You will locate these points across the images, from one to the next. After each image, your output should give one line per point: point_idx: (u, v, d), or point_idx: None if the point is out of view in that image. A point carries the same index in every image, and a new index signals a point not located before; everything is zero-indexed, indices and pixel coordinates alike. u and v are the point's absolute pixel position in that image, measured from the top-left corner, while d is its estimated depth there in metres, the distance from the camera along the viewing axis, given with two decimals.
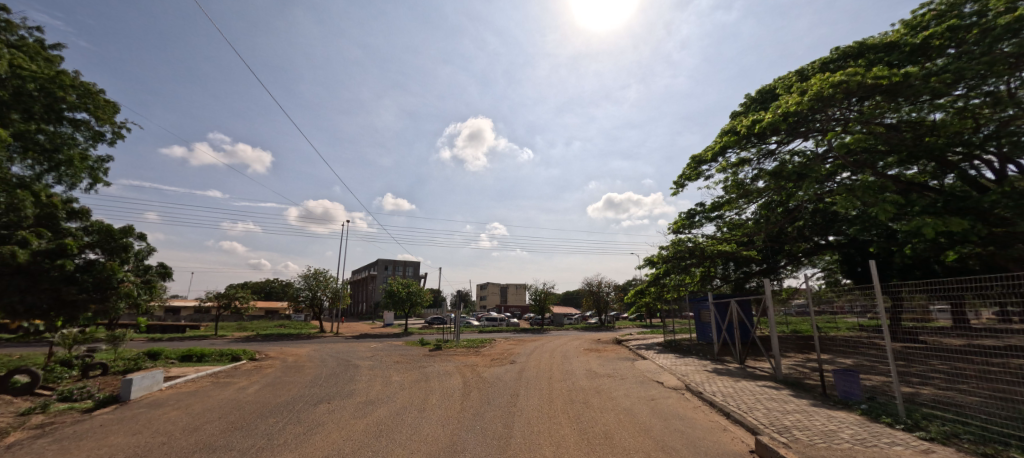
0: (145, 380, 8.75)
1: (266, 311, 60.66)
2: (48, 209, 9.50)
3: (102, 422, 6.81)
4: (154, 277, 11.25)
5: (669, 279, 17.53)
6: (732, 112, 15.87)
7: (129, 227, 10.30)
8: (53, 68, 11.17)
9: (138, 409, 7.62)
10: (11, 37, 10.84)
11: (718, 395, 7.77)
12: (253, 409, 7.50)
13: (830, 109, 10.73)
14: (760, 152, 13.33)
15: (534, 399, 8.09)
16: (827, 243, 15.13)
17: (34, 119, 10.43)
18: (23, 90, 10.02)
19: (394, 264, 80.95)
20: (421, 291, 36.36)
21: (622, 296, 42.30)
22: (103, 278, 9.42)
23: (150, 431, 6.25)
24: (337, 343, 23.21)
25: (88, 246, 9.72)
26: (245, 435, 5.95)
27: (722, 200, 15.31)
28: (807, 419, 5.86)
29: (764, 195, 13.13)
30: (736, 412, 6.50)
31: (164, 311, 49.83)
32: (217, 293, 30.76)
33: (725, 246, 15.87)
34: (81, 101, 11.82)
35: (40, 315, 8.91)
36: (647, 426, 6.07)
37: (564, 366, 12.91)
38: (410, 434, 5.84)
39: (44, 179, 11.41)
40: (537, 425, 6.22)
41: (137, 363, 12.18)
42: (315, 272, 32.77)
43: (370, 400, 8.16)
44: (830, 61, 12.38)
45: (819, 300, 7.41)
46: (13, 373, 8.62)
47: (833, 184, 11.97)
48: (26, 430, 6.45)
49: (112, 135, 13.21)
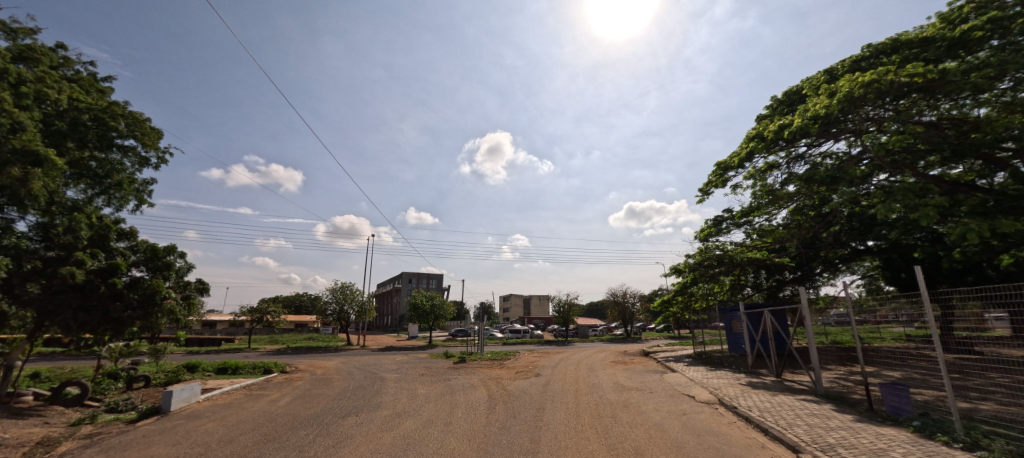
0: (184, 393, 9.09)
1: (296, 324, 62.84)
2: (102, 230, 10.10)
3: (145, 433, 7.09)
4: (193, 293, 11.73)
5: (696, 288, 17.15)
6: (758, 115, 15.51)
7: (170, 246, 10.85)
8: (104, 100, 11.99)
9: (177, 420, 7.92)
10: (68, 72, 11.72)
11: (754, 410, 7.42)
12: (285, 422, 7.66)
13: (862, 109, 10.35)
14: (789, 156, 12.90)
15: (561, 413, 7.95)
16: (866, 249, 14.35)
17: (87, 147, 11.15)
18: (79, 120, 10.80)
19: (419, 277, 81.88)
20: (444, 304, 36.46)
21: (648, 307, 41.28)
22: (148, 294, 9.88)
23: (188, 442, 6.45)
24: (362, 357, 23.49)
25: (135, 265, 10.35)
26: (276, 446, 6.07)
27: (751, 206, 14.84)
28: (853, 437, 5.52)
29: (796, 200, 12.63)
30: (775, 429, 6.20)
31: (200, 326, 52.33)
32: (250, 308, 31.84)
33: (755, 253, 15.36)
34: (129, 128, 12.60)
35: (90, 331, 9.30)
36: (680, 443, 5.83)
37: (590, 379, 12.68)
38: (437, 448, 5.83)
39: (95, 202, 12.16)
40: (565, 440, 6.09)
41: (177, 374, 12.71)
42: (341, 286, 33.50)
43: (397, 413, 8.23)
44: (862, 59, 12.00)
45: (860, 309, 7.02)
46: (66, 385, 9.13)
47: (870, 186, 11.41)
48: (77, 439, 6.78)
49: (156, 160, 14.00)
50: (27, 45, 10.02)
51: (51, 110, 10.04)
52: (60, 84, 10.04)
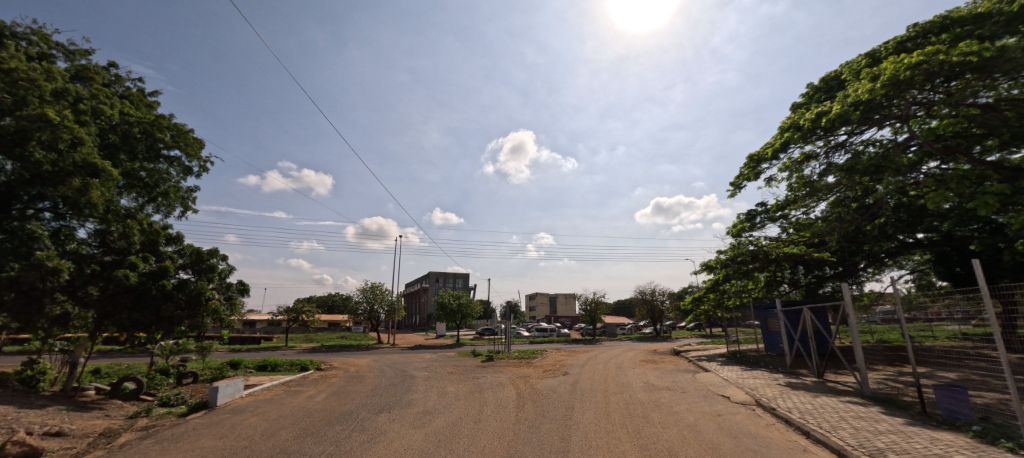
0: (228, 388, 9.55)
1: (330, 323, 64.93)
2: (152, 235, 10.75)
3: (195, 426, 7.50)
4: (234, 293, 12.31)
5: (729, 285, 16.61)
6: (793, 104, 14.88)
7: (213, 249, 11.42)
8: (152, 113, 12.75)
9: (223, 414, 8.35)
10: (119, 89, 12.53)
11: (794, 412, 7.13)
12: (323, 417, 7.94)
13: (908, 93, 9.74)
14: (827, 144, 12.29)
15: (590, 412, 7.89)
16: (915, 242, 13.52)
17: (138, 158, 11.88)
18: (129, 134, 11.53)
19: (446, 277, 83.00)
20: (471, 303, 36.80)
21: (678, 305, 40.29)
22: (194, 295, 10.44)
23: (234, 435, 6.79)
24: (393, 355, 24.03)
25: (181, 267, 10.96)
26: (315, 441, 6.31)
27: (787, 199, 14.26)
28: (905, 441, 5.21)
29: (836, 191, 12.03)
30: (817, 431, 5.93)
31: (241, 325, 54.92)
32: (286, 308, 33.15)
33: (792, 248, 14.74)
34: (174, 140, 13.36)
35: (143, 329, 9.98)
36: (715, 445, 5.68)
37: (620, 378, 12.51)
38: (468, 445, 5.91)
39: (145, 209, 12.96)
40: (595, 440, 6.05)
41: (221, 371, 13.38)
42: (372, 286, 34.36)
43: (428, 410, 8.39)
44: (907, 40, 11.31)
45: (909, 306, 6.62)
46: (123, 380, 9.77)
47: (919, 175, 10.73)
48: (135, 431, 7.25)
49: (199, 169, 14.78)
50: (83, 66, 10.78)
51: (105, 125, 10.76)
52: (112, 100, 10.75)
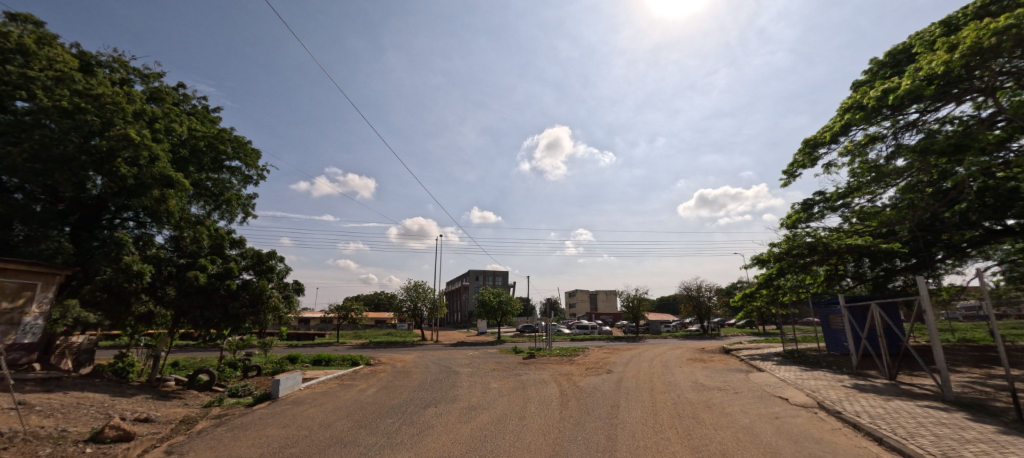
0: (288, 381, 10.18)
1: (376, 320, 67.62)
2: (218, 239, 11.65)
3: (261, 415, 8.08)
4: (291, 292, 13.08)
5: (783, 281, 15.45)
6: (855, 83, 13.74)
7: (271, 251, 12.18)
8: (215, 127, 13.79)
9: (285, 405, 8.93)
10: (187, 107, 13.65)
11: (863, 416, 6.61)
12: (374, 410, 8.29)
13: (994, 63, 8.71)
14: (896, 125, 11.26)
15: (637, 411, 7.71)
16: (1004, 229, 12.13)
17: (204, 169, 12.88)
18: (196, 147, 12.53)
19: (485, 275, 84.05)
20: (511, 300, 37.03)
21: (726, 301, 38.50)
22: (257, 293, 11.00)
23: (295, 425, 7.25)
24: (437, 351, 24.66)
25: (245, 268, 11.79)
26: (368, 432, 6.60)
27: (849, 187, 13.22)
28: (998, 452, 4.69)
29: (906, 175, 11.01)
30: (892, 438, 5.46)
31: (296, 322, 58.37)
32: (336, 306, 34.87)
33: (856, 239, 13.66)
34: (234, 151, 14.39)
35: (214, 326, 10.78)
36: (774, 449, 5.38)
37: (667, 377, 12.13)
38: (513, 441, 5.95)
39: (212, 216, 14.06)
40: (643, 440, 5.90)
41: (281, 365, 14.29)
42: (415, 284, 35.41)
43: (473, 405, 8.53)
44: (991, 4, 10.12)
45: (1000, 301, 5.94)
46: (198, 372, 10.67)
47: (1008, 155, 9.60)
48: (209, 419, 7.92)
49: (257, 177, 15.83)
50: (156, 88, 11.84)
51: (176, 140, 11.76)
52: (181, 116, 11.74)
